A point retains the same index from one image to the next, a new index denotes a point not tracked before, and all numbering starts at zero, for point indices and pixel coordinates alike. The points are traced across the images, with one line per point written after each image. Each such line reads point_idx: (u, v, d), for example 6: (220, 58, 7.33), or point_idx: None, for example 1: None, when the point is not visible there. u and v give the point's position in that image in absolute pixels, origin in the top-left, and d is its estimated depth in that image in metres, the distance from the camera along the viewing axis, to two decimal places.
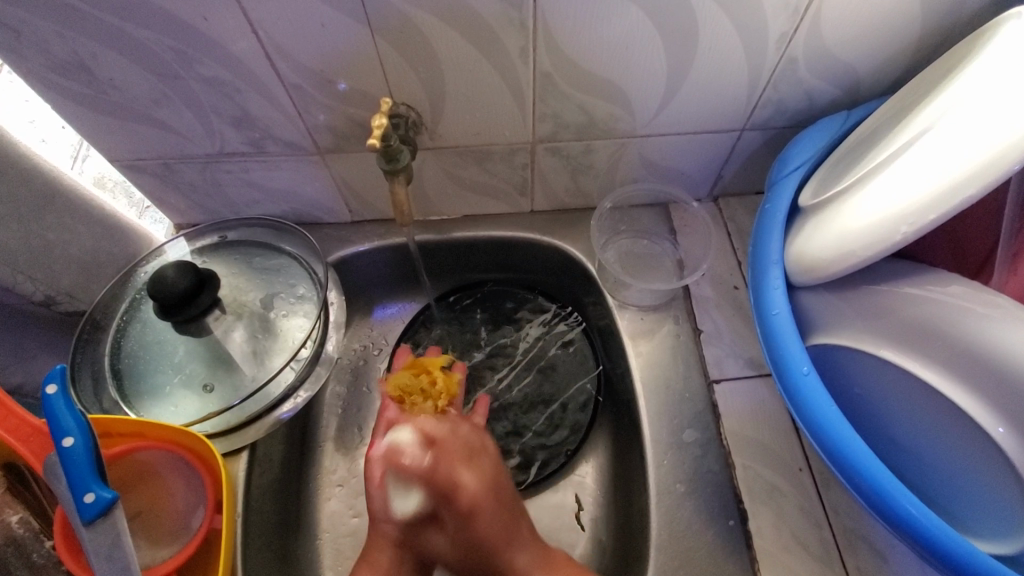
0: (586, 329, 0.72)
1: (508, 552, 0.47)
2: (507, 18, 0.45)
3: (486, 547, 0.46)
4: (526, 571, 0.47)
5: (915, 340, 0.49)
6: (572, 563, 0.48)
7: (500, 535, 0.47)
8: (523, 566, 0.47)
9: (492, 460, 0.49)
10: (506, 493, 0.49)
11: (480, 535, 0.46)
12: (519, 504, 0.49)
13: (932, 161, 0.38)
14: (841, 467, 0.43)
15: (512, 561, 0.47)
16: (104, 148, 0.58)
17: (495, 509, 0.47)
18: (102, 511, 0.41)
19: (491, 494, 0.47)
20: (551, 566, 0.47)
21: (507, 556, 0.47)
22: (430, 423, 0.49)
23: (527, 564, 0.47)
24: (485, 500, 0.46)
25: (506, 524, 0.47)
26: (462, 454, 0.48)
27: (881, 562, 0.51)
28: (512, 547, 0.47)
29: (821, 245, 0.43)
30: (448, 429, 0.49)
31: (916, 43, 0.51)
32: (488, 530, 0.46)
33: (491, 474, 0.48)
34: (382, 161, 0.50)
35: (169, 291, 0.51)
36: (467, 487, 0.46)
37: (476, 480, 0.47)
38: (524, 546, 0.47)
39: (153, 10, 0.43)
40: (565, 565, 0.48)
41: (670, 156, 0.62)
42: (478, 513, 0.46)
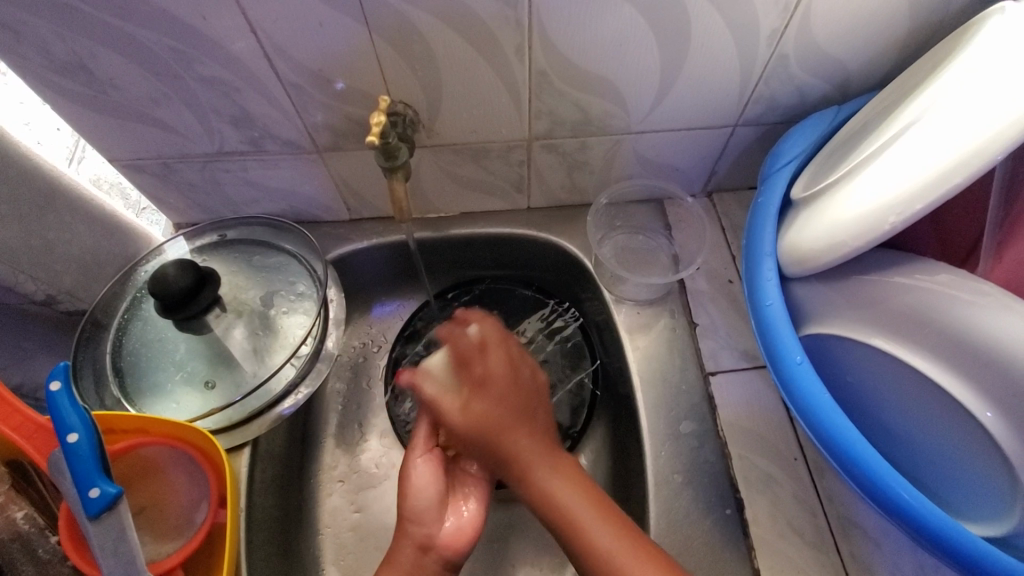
0: (584, 324, 0.72)
1: (512, 437, 0.47)
2: (503, 16, 0.46)
3: (491, 428, 0.47)
4: (541, 495, 0.46)
5: (908, 329, 0.49)
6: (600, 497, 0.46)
7: (507, 422, 0.48)
8: (544, 483, 0.46)
9: (542, 398, 0.51)
10: (539, 410, 0.50)
11: (502, 447, 0.47)
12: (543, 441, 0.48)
13: (920, 151, 0.39)
14: (835, 454, 0.44)
15: (527, 464, 0.47)
16: (103, 147, 0.58)
17: (511, 416, 0.48)
18: (107, 506, 0.42)
19: (510, 405, 0.48)
20: (568, 479, 0.46)
21: (529, 459, 0.47)
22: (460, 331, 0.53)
23: (548, 480, 0.46)
24: (507, 385, 0.50)
25: (517, 404, 0.49)
26: (490, 368, 0.50)
27: (875, 548, 0.52)
28: (531, 452, 0.47)
29: (813, 236, 0.44)
30: (493, 343, 0.52)
31: (905, 39, 0.52)
32: (505, 448, 0.47)
33: (511, 391, 0.49)
34: (380, 158, 0.50)
35: (170, 288, 0.52)
36: (480, 401, 0.48)
37: (490, 402, 0.48)
38: (541, 471, 0.46)
39: (153, 10, 0.44)
40: (581, 483, 0.47)
41: (664, 152, 0.63)
42: (494, 421, 0.47)
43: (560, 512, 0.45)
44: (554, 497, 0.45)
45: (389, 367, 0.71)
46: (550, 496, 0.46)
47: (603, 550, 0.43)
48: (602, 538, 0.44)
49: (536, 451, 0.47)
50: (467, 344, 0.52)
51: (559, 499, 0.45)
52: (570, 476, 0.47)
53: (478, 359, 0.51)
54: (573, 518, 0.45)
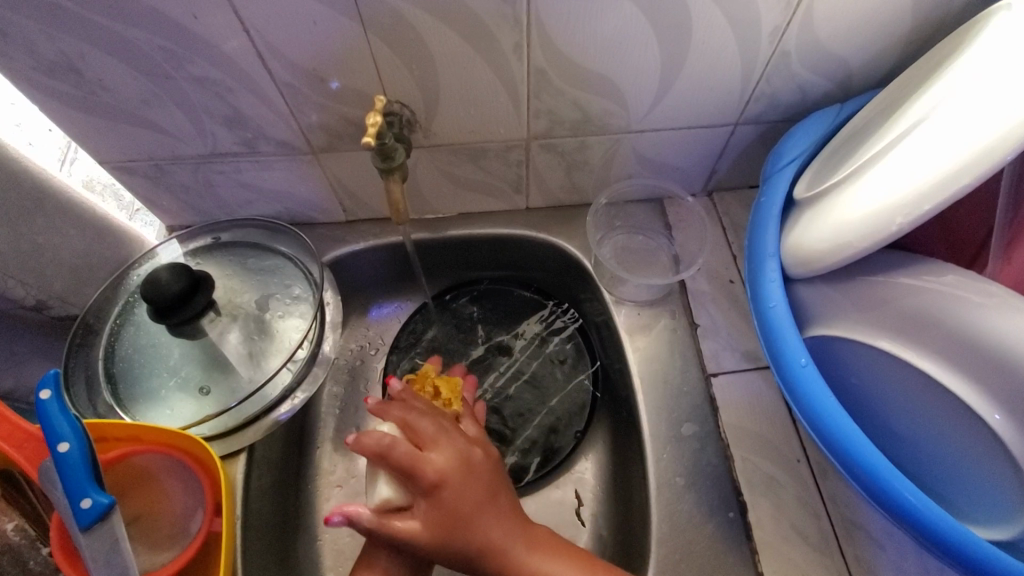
0: (583, 325, 0.72)
1: (480, 522, 0.42)
2: (501, 14, 0.45)
3: (455, 515, 0.42)
4: (502, 564, 0.42)
5: (914, 331, 0.50)
6: (571, 551, 0.45)
7: (470, 505, 0.42)
8: (513, 551, 0.43)
9: (486, 453, 0.46)
10: (500, 484, 0.45)
11: (458, 528, 0.42)
12: (499, 502, 0.44)
13: (930, 149, 0.38)
14: (840, 458, 0.44)
15: (489, 529, 0.42)
16: (94, 149, 0.57)
17: (477, 497, 0.43)
18: (99, 516, 0.41)
19: (474, 474, 0.44)
20: (538, 545, 0.44)
21: (485, 522, 0.42)
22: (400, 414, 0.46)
23: (514, 546, 0.43)
24: (464, 480, 0.43)
25: (490, 485, 0.44)
26: (441, 431, 0.45)
27: (880, 551, 0.51)
28: (495, 524, 0.43)
29: (818, 237, 0.43)
30: (429, 416, 0.47)
31: (908, 36, 0.51)
32: (461, 526, 0.42)
33: (478, 467, 0.44)
34: (376, 159, 0.49)
35: (163, 293, 0.51)
36: (438, 459, 0.43)
37: (442, 455, 0.43)
38: (509, 535, 0.43)
39: (143, 9, 0.43)
40: (554, 548, 0.44)
41: (664, 151, 0.63)
42: (450, 484, 0.42)
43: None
44: (528, 565, 0.43)
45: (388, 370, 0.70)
46: (528, 573, 0.43)
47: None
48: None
49: (505, 535, 0.43)
50: (423, 426, 0.45)
51: (537, 571, 0.43)
52: (559, 556, 0.44)
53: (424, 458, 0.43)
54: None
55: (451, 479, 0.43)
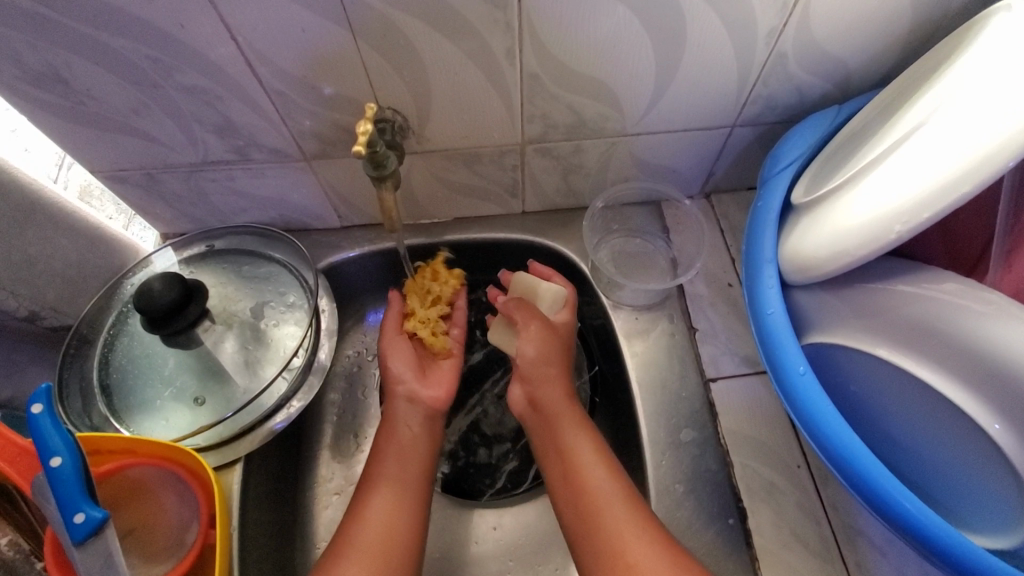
0: (581, 330, 0.71)
1: (551, 402, 0.55)
2: (492, 18, 0.44)
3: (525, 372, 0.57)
4: (564, 446, 0.53)
5: (913, 339, 0.48)
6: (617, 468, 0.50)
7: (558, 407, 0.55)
8: (566, 439, 0.53)
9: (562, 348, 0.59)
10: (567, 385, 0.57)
11: (537, 388, 0.56)
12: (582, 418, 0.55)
13: (929, 156, 0.38)
14: (842, 470, 0.43)
15: (551, 401, 0.55)
16: (85, 158, 0.56)
17: (554, 359, 0.57)
18: (93, 531, 0.41)
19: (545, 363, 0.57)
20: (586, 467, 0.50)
21: (557, 402, 0.55)
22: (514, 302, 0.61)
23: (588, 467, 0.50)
24: (547, 355, 0.57)
25: (557, 354, 0.58)
26: (537, 321, 0.58)
27: (882, 558, 0.51)
28: (563, 406, 0.55)
29: (816, 244, 0.43)
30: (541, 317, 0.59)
31: (906, 36, 0.50)
32: (555, 429, 0.54)
33: (552, 372, 0.57)
34: (368, 167, 0.48)
35: (155, 304, 0.50)
36: (528, 339, 0.57)
37: (542, 339, 0.58)
38: (580, 439, 0.52)
39: (129, 18, 0.42)
40: (611, 472, 0.50)
41: (661, 154, 0.62)
42: (533, 364, 0.57)
43: (580, 478, 0.50)
44: (577, 457, 0.51)
45: None
46: (580, 473, 0.50)
47: (604, 509, 0.47)
48: (605, 497, 0.48)
49: (569, 415, 0.54)
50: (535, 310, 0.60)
51: (582, 463, 0.51)
52: (617, 481, 0.49)
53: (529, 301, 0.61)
54: (587, 492, 0.49)
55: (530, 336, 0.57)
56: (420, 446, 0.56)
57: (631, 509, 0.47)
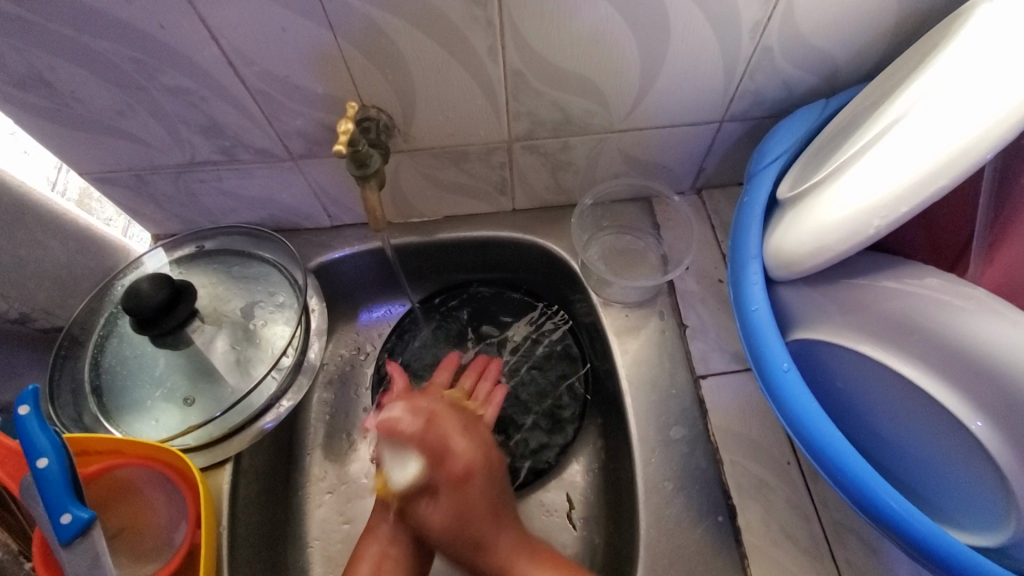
0: (573, 327, 0.71)
1: (490, 536, 0.54)
2: (472, 16, 0.44)
3: (461, 508, 0.53)
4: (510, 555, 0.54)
5: (895, 336, 0.47)
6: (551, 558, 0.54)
7: (486, 509, 0.54)
8: (498, 556, 0.53)
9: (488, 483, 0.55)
10: (503, 503, 0.56)
11: (470, 512, 0.53)
12: (494, 491, 0.55)
13: (909, 147, 0.37)
14: (826, 467, 0.43)
15: (496, 543, 0.54)
16: (73, 161, 0.57)
17: (482, 471, 0.55)
18: (80, 531, 0.41)
19: (476, 487, 0.54)
20: (534, 556, 0.54)
21: (486, 512, 0.54)
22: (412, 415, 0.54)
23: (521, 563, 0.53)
24: (475, 470, 0.54)
25: (489, 489, 0.55)
26: (461, 432, 0.55)
27: (870, 553, 0.51)
28: (500, 533, 0.54)
29: (798, 240, 0.42)
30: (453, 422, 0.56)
31: (892, 28, 0.50)
32: (472, 525, 0.53)
33: (469, 495, 0.54)
34: (351, 167, 0.49)
35: (143, 305, 0.50)
36: (462, 453, 0.54)
37: (467, 445, 0.55)
38: (507, 530, 0.54)
39: (109, 21, 0.42)
40: (532, 554, 0.54)
41: (649, 150, 0.62)
42: (474, 474, 0.54)
43: (495, 562, 0.53)
44: (517, 568, 0.53)
45: (376, 376, 0.70)
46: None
47: None
48: None
49: (508, 546, 0.54)
50: (448, 421, 0.56)
51: None
52: (550, 575, 0.52)
53: (447, 454, 0.53)
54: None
55: (461, 461, 0.54)
56: (399, 571, 0.55)
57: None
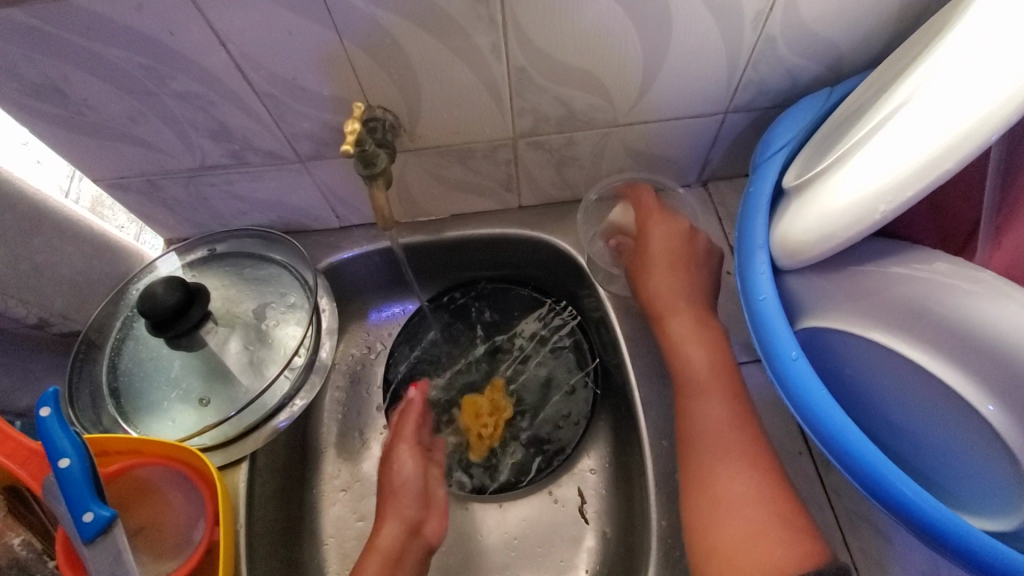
0: (582, 322, 0.71)
1: (669, 321, 0.55)
2: (475, 13, 0.45)
3: (665, 298, 0.56)
4: (694, 364, 0.52)
5: (905, 322, 0.46)
6: (722, 346, 0.53)
7: (671, 305, 0.56)
8: (705, 392, 0.50)
9: (699, 296, 0.57)
10: (697, 298, 0.57)
11: (667, 319, 0.55)
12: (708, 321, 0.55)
13: (914, 131, 0.37)
14: (838, 456, 0.43)
15: (670, 326, 0.55)
16: (87, 168, 0.58)
17: (686, 290, 0.56)
18: (101, 529, 0.42)
19: (685, 286, 0.57)
20: (723, 440, 0.47)
21: (676, 329, 0.55)
22: (651, 202, 0.61)
23: (712, 412, 0.49)
24: (680, 287, 0.57)
25: (685, 287, 0.57)
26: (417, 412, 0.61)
27: (884, 542, 0.50)
28: (686, 325, 0.54)
29: (804, 228, 0.42)
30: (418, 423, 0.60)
31: (896, 15, 0.50)
32: (670, 309, 0.56)
33: (684, 255, 0.58)
34: (359, 166, 0.49)
35: (158, 307, 0.51)
36: (662, 282, 0.57)
37: (665, 227, 0.59)
38: (683, 314, 0.55)
39: (119, 28, 0.43)
40: (708, 343, 0.53)
41: (654, 143, 0.62)
42: (668, 304, 0.56)
43: (707, 428, 0.48)
44: (704, 413, 0.49)
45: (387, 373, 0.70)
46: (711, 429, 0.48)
47: (722, 498, 0.45)
48: (723, 465, 0.46)
49: (692, 332, 0.54)
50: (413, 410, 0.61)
51: (720, 464, 0.46)
52: (750, 481, 0.45)
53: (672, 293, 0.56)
54: (718, 473, 0.46)
55: (665, 247, 0.58)
56: (412, 553, 0.52)
57: (733, 398, 0.50)
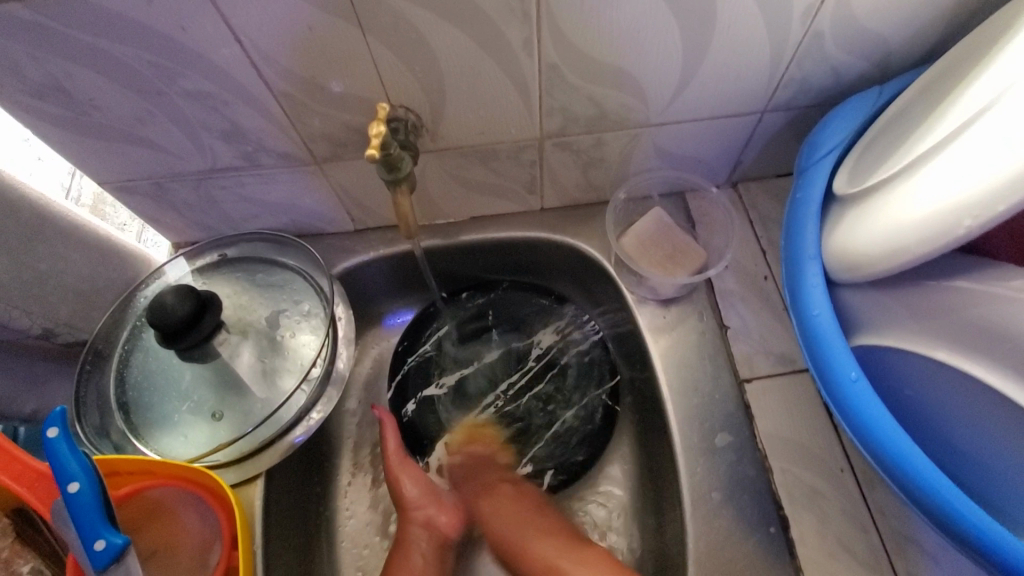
0: (606, 338, 0.68)
1: (494, 525, 0.57)
2: (508, 8, 0.42)
3: (495, 517, 0.57)
4: (505, 518, 0.57)
5: (973, 339, 0.43)
6: (547, 532, 0.55)
7: (493, 511, 0.58)
8: (532, 548, 0.54)
9: (530, 491, 0.59)
10: (529, 496, 0.59)
11: (508, 540, 0.56)
12: (518, 487, 0.60)
13: (996, 145, 0.35)
14: (899, 482, 0.41)
15: (501, 529, 0.56)
16: (93, 170, 0.55)
17: (522, 510, 0.57)
18: (115, 557, 0.40)
19: (514, 489, 0.59)
20: (556, 542, 0.54)
21: (529, 532, 0.55)
22: (651, 224, 0.63)
23: (560, 558, 0.52)
24: (490, 503, 0.58)
25: (489, 483, 0.60)
26: (488, 489, 0.60)
27: (933, 566, 0.48)
28: (538, 535, 0.55)
29: (867, 242, 0.41)
30: (480, 488, 0.60)
31: (953, 9, 0.47)
32: (478, 492, 0.60)
33: (514, 493, 0.59)
34: (382, 171, 0.46)
35: (170, 318, 0.48)
36: (485, 504, 0.59)
37: (459, 502, 0.60)
38: (501, 492, 0.59)
39: (127, 23, 0.40)
40: (546, 530, 0.55)
41: (686, 143, 0.59)
42: (493, 518, 0.57)
43: (514, 541, 0.55)
44: (537, 551, 0.54)
45: (394, 361, 0.69)
46: (553, 568, 0.52)
47: None
48: None
49: (543, 543, 0.54)
50: (472, 491, 0.60)
51: (565, 572, 0.51)
52: (574, 562, 0.52)
53: (484, 493, 0.59)
54: None
55: (470, 480, 0.61)
56: (436, 549, 0.57)
57: (542, 520, 0.56)
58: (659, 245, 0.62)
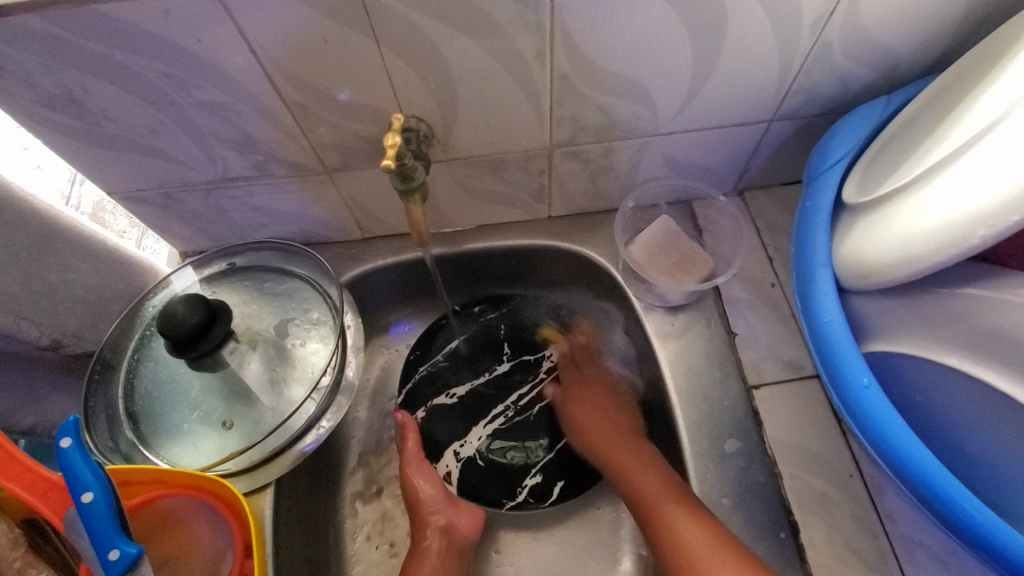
0: (616, 352, 0.69)
1: (636, 479, 0.55)
2: (522, 19, 0.42)
3: (602, 437, 0.60)
4: (608, 446, 0.59)
5: (982, 347, 0.45)
6: (657, 462, 0.56)
7: (605, 430, 0.61)
8: (660, 506, 0.51)
9: (631, 423, 0.62)
10: (626, 422, 0.62)
11: (627, 476, 0.56)
12: (643, 447, 0.58)
13: (1007, 154, 0.36)
14: (914, 487, 0.41)
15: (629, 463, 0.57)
16: (102, 180, 0.55)
17: (634, 458, 0.57)
18: (128, 568, 0.39)
19: (609, 421, 0.61)
20: (682, 505, 0.50)
21: (635, 470, 0.56)
22: (658, 232, 0.64)
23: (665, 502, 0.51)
24: (618, 443, 0.59)
25: (614, 431, 0.60)
26: (602, 402, 0.63)
27: (943, 572, 0.48)
28: (648, 472, 0.55)
29: (883, 249, 0.41)
30: (601, 410, 0.63)
31: (958, 20, 0.47)
32: (614, 453, 0.58)
33: (625, 420, 0.62)
34: (395, 180, 0.46)
35: (179, 327, 0.48)
36: (598, 429, 0.61)
37: (600, 398, 0.64)
38: (636, 458, 0.57)
39: (142, 34, 0.40)
40: (653, 469, 0.55)
41: (693, 152, 0.59)
42: (620, 455, 0.58)
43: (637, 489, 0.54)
44: (671, 518, 0.50)
45: (405, 372, 0.69)
46: (678, 534, 0.49)
47: (690, 548, 0.48)
48: (696, 543, 0.47)
49: (637, 470, 0.56)
50: (590, 395, 0.65)
51: (677, 528, 0.49)
52: (696, 516, 0.49)
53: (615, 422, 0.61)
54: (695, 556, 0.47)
55: (612, 411, 0.62)
56: (450, 552, 0.58)
57: (665, 488, 0.52)
58: (666, 252, 0.63)
